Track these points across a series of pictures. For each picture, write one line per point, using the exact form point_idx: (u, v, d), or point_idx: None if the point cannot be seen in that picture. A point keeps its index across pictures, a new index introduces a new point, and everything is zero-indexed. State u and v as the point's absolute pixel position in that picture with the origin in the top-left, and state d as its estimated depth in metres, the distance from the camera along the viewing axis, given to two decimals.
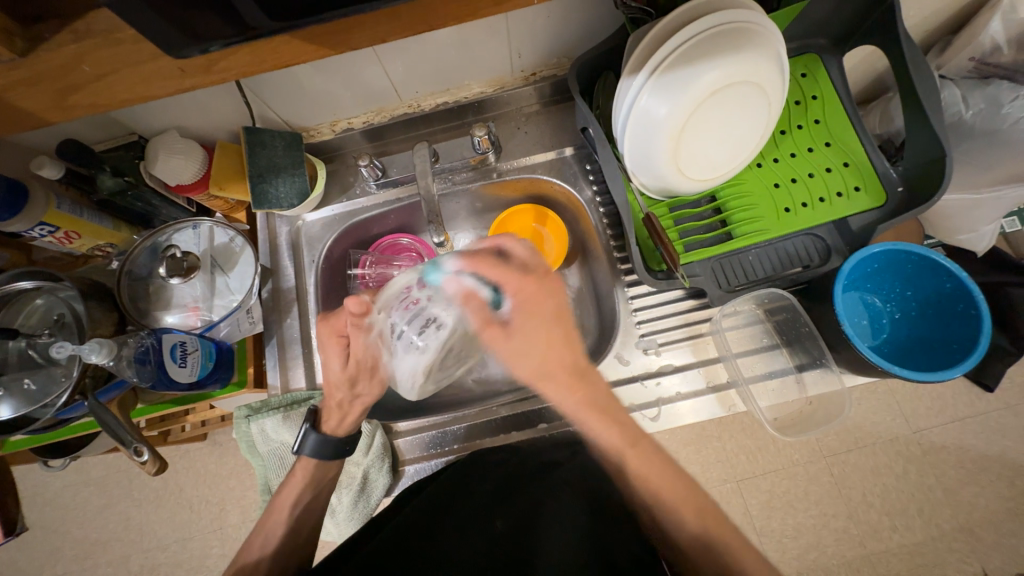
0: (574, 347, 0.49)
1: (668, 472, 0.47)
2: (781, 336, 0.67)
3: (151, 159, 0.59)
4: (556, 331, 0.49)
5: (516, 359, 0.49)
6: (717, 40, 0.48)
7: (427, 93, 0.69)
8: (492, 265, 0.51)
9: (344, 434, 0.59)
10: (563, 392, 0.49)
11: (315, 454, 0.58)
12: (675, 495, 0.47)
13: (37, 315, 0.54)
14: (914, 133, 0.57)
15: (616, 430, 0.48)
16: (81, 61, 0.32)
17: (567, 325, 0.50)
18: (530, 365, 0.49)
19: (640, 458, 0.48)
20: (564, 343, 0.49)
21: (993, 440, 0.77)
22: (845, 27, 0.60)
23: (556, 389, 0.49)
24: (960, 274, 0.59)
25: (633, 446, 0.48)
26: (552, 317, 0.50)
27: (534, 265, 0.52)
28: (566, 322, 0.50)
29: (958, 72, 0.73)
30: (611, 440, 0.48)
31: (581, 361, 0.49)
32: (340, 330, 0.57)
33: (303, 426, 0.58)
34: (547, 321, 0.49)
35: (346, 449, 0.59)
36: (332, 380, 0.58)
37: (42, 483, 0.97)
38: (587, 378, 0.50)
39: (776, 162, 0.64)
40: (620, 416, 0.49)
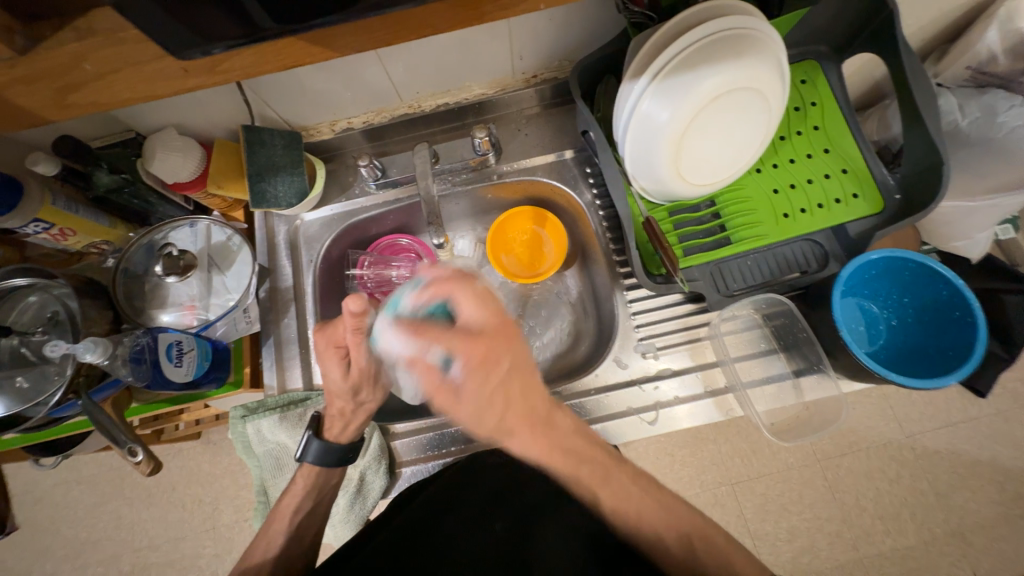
0: (536, 398, 0.46)
1: (648, 500, 0.48)
2: (779, 340, 0.67)
3: (149, 156, 0.58)
4: (513, 388, 0.45)
5: (473, 423, 0.45)
6: (720, 46, 0.48)
7: (428, 94, 0.69)
8: (436, 329, 0.45)
9: (346, 442, 0.59)
10: (530, 444, 0.46)
11: (318, 460, 0.58)
12: (661, 515, 0.48)
13: (29, 313, 0.53)
14: (913, 140, 0.57)
15: (587, 470, 0.47)
16: (82, 59, 0.32)
17: (522, 382, 0.45)
18: (489, 425, 0.45)
19: (617, 498, 0.48)
20: (529, 394, 0.46)
21: (985, 445, 0.78)
22: (845, 35, 0.61)
23: (523, 442, 0.46)
24: (957, 282, 0.60)
25: (605, 484, 0.48)
26: (506, 377, 0.45)
27: (484, 322, 0.45)
28: (521, 379, 0.45)
29: (954, 80, 0.73)
30: (583, 481, 0.47)
31: (543, 409, 0.47)
32: (338, 340, 0.54)
33: (307, 432, 0.58)
34: (503, 383, 0.44)
35: (349, 458, 0.59)
36: (341, 388, 0.56)
37: (32, 481, 0.96)
38: (553, 433, 0.47)
39: (775, 167, 0.64)
40: (588, 457, 0.48)
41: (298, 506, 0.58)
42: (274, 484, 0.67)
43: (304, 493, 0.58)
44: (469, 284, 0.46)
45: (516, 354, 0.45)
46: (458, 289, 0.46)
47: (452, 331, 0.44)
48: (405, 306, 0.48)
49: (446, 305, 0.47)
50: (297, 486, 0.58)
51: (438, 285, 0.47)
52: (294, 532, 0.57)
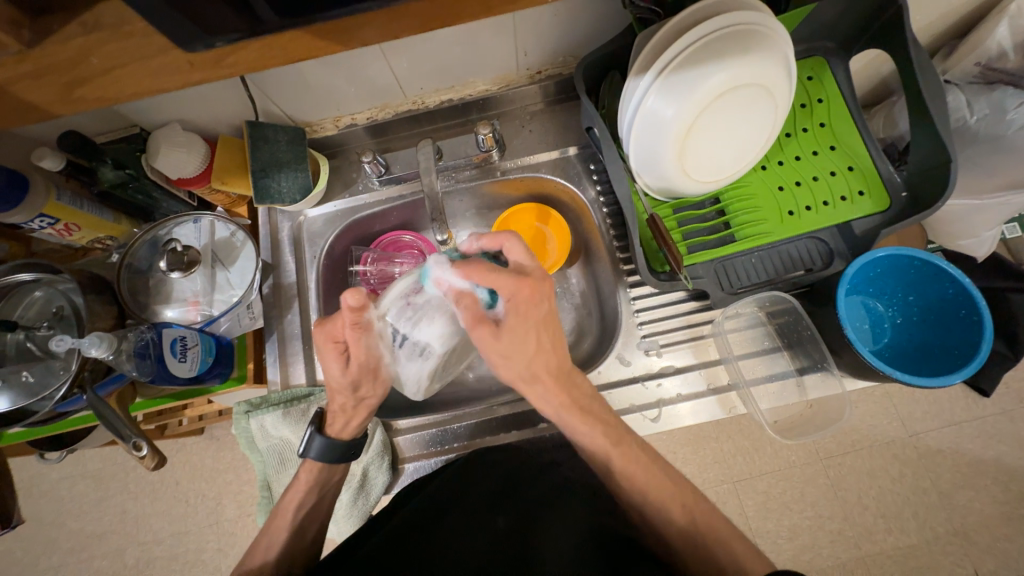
0: (560, 353, 0.52)
1: (655, 472, 0.52)
2: (783, 338, 0.67)
3: (153, 152, 0.58)
4: (545, 334, 0.51)
5: (503, 361, 0.50)
6: (727, 41, 0.48)
7: (431, 90, 0.69)
8: (487, 266, 0.47)
9: (349, 437, 0.59)
10: (550, 393, 0.52)
11: (320, 457, 0.58)
12: (667, 487, 0.52)
13: (36, 307, 0.54)
14: (919, 138, 0.57)
15: (600, 432, 0.52)
16: (88, 54, 0.32)
17: (551, 328, 0.52)
18: (518, 365, 0.51)
19: (630, 462, 0.52)
20: (558, 346, 0.52)
21: (989, 444, 0.77)
22: (852, 31, 0.60)
23: (542, 391, 0.52)
24: (963, 280, 0.59)
25: (617, 447, 0.52)
26: (539, 320, 0.50)
27: (529, 266, 0.49)
28: (554, 326, 0.52)
29: (962, 77, 0.73)
30: (599, 442, 0.52)
31: (563, 365, 0.53)
32: (337, 335, 0.52)
33: (308, 429, 0.58)
34: (539, 320, 0.50)
35: (351, 454, 0.59)
36: (341, 383, 0.55)
37: (37, 475, 0.97)
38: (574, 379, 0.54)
39: (780, 164, 0.64)
40: (601, 415, 0.53)
41: (301, 501, 0.58)
42: (277, 479, 0.67)
43: (307, 488, 0.59)
44: (520, 235, 0.50)
45: (554, 302, 0.51)
46: (508, 240, 0.50)
47: (507, 270, 0.48)
48: (456, 252, 0.51)
49: (496, 252, 0.50)
50: (300, 482, 0.59)
51: (491, 234, 0.50)
52: (297, 528, 0.57)
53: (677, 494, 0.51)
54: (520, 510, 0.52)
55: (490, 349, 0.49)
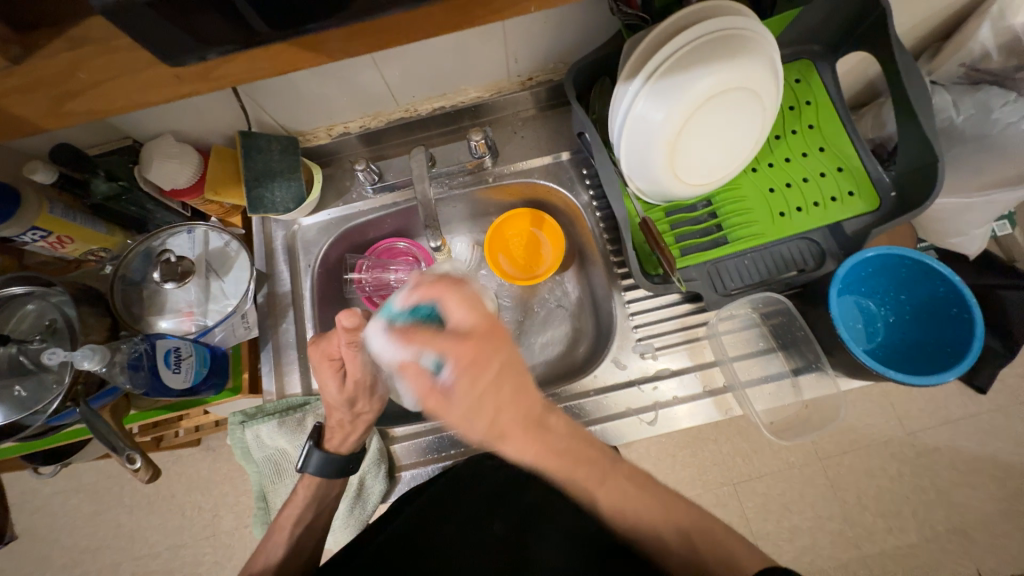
0: (532, 399, 0.44)
1: (645, 499, 0.46)
2: (777, 339, 0.67)
3: (146, 163, 0.58)
4: (504, 393, 0.42)
5: (462, 426, 0.43)
6: (713, 46, 0.49)
7: (423, 98, 0.69)
8: (426, 333, 0.43)
9: (346, 452, 0.59)
10: (524, 449, 0.43)
11: (319, 472, 0.58)
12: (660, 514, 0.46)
13: (28, 321, 0.54)
14: (907, 139, 0.58)
15: (581, 474, 0.45)
16: (77, 68, 0.32)
17: (518, 380, 0.43)
18: (479, 427, 0.42)
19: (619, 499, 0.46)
20: (522, 393, 0.43)
21: (985, 441, 0.78)
22: (837, 34, 0.61)
23: (514, 449, 0.43)
24: (954, 279, 0.60)
25: (602, 487, 0.46)
26: (500, 376, 0.43)
27: (472, 322, 0.43)
28: (512, 377, 0.42)
29: (948, 78, 0.74)
30: (587, 484, 0.46)
31: (535, 410, 0.44)
32: (331, 353, 0.54)
33: (307, 443, 0.58)
34: (493, 383, 0.42)
35: (350, 468, 0.59)
36: (334, 401, 0.56)
37: (30, 490, 0.96)
38: (558, 433, 0.45)
39: (771, 166, 0.65)
40: (585, 453, 0.46)
41: (299, 517, 0.58)
42: (273, 489, 0.67)
43: (305, 503, 0.58)
44: (458, 289, 0.45)
45: (509, 353, 0.43)
46: (445, 294, 0.45)
47: (442, 332, 0.43)
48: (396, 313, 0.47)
49: (436, 306, 0.45)
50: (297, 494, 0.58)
51: (428, 285, 0.46)
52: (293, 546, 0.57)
53: (670, 506, 0.47)
54: (516, 515, 0.52)
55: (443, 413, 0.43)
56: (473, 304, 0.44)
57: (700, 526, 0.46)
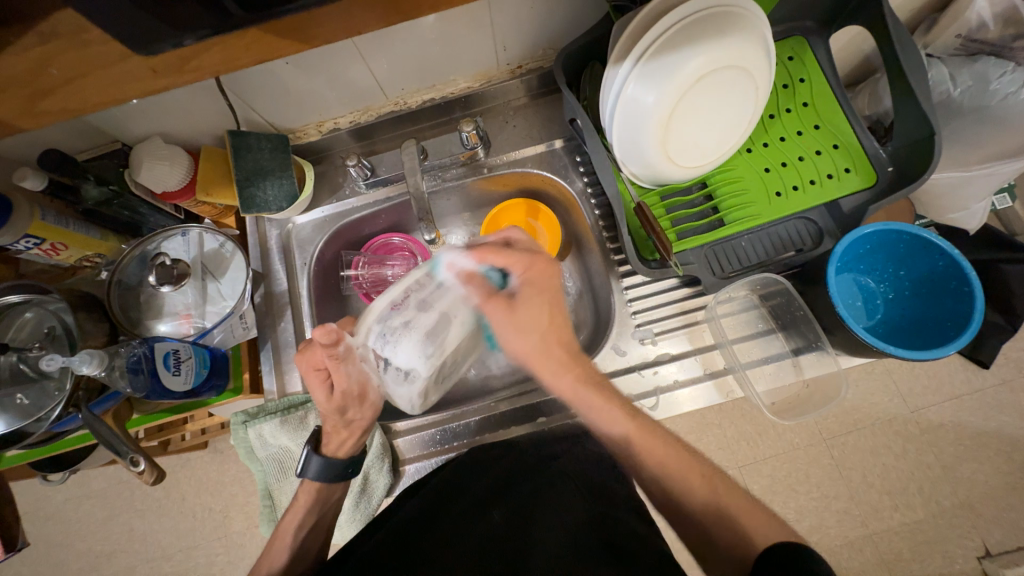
0: (569, 334, 0.57)
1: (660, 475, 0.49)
2: (776, 320, 0.67)
3: (135, 167, 0.58)
4: (554, 315, 0.56)
5: (517, 334, 0.55)
6: (702, 24, 0.48)
7: (412, 90, 0.69)
8: (496, 249, 0.51)
9: (344, 456, 0.59)
10: (559, 375, 0.55)
11: (319, 476, 0.58)
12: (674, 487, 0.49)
13: (27, 329, 0.53)
14: (903, 113, 0.57)
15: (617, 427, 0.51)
16: (47, 64, 0.32)
17: (561, 309, 0.56)
18: (523, 342, 0.55)
19: (655, 454, 0.49)
20: (563, 327, 0.56)
21: (990, 416, 0.77)
22: (829, 8, 0.60)
23: (553, 371, 0.55)
24: (953, 252, 0.59)
25: (644, 433, 0.50)
26: (553, 297, 0.55)
27: (536, 247, 0.55)
28: (559, 304, 0.56)
29: (944, 50, 0.72)
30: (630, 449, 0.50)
31: (574, 345, 0.56)
32: (318, 364, 0.52)
33: (305, 450, 0.58)
34: (545, 304, 0.55)
35: (349, 472, 0.59)
36: (326, 411, 0.55)
37: (41, 498, 0.97)
38: (594, 372, 0.56)
39: (765, 146, 0.64)
40: (619, 400, 0.53)
41: (302, 518, 0.58)
42: (279, 487, 0.67)
43: (308, 504, 0.58)
44: (519, 224, 0.56)
45: (558, 282, 0.55)
46: (512, 228, 0.55)
47: (516, 250, 0.52)
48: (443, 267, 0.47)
49: (502, 239, 0.54)
50: (303, 492, 0.59)
51: (494, 222, 0.55)
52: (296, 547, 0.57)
53: None
54: (517, 505, 0.52)
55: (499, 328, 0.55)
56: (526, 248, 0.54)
57: (720, 487, 0.47)
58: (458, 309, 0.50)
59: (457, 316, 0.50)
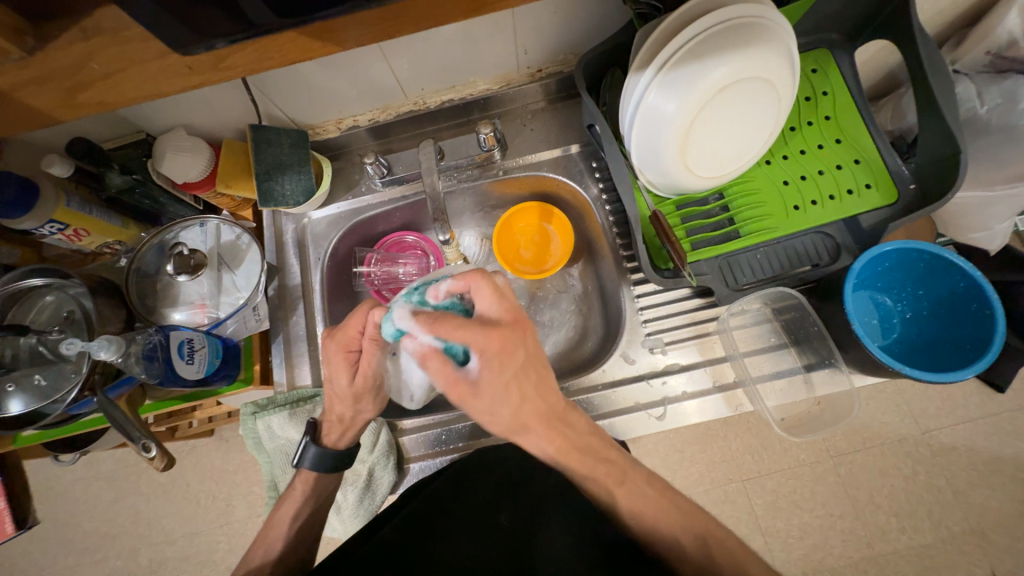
0: (550, 396, 0.44)
1: (660, 501, 0.49)
2: (790, 335, 0.66)
3: (159, 157, 0.59)
4: (529, 385, 0.42)
5: (484, 416, 0.42)
6: (729, 35, 0.47)
7: (432, 90, 0.69)
8: (455, 319, 0.40)
9: (344, 446, 0.59)
10: (544, 443, 0.44)
11: (314, 467, 0.58)
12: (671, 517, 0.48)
13: (47, 312, 0.55)
14: (928, 129, 0.56)
15: (603, 470, 0.47)
16: (88, 59, 0.33)
17: (537, 374, 0.43)
18: (500, 424, 0.42)
19: (631, 497, 0.48)
20: (543, 390, 0.44)
21: (1005, 442, 0.76)
22: (857, 22, 0.59)
23: (537, 440, 0.44)
24: (974, 273, 0.58)
25: (620, 485, 0.48)
26: (524, 367, 0.41)
27: (503, 315, 0.41)
28: (539, 365, 0.43)
29: (972, 67, 0.71)
30: (599, 480, 0.47)
31: (554, 404, 0.44)
32: (349, 344, 0.53)
33: (303, 439, 0.58)
34: (520, 371, 0.41)
35: (343, 464, 0.59)
36: (343, 394, 0.55)
37: (52, 477, 0.99)
38: (577, 426, 0.47)
39: (785, 159, 0.63)
40: (603, 454, 0.48)
41: (298, 509, 0.58)
42: (284, 480, 0.68)
43: (310, 503, 0.59)
44: (487, 280, 0.42)
45: (530, 345, 0.42)
46: (476, 284, 0.42)
47: (474, 324, 0.40)
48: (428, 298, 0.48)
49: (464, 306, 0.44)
50: (295, 490, 0.59)
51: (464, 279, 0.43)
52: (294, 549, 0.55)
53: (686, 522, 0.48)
54: (522, 508, 0.53)
55: (465, 408, 0.41)
56: (485, 313, 0.41)
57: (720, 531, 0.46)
58: (418, 369, 0.56)
59: (419, 375, 0.57)
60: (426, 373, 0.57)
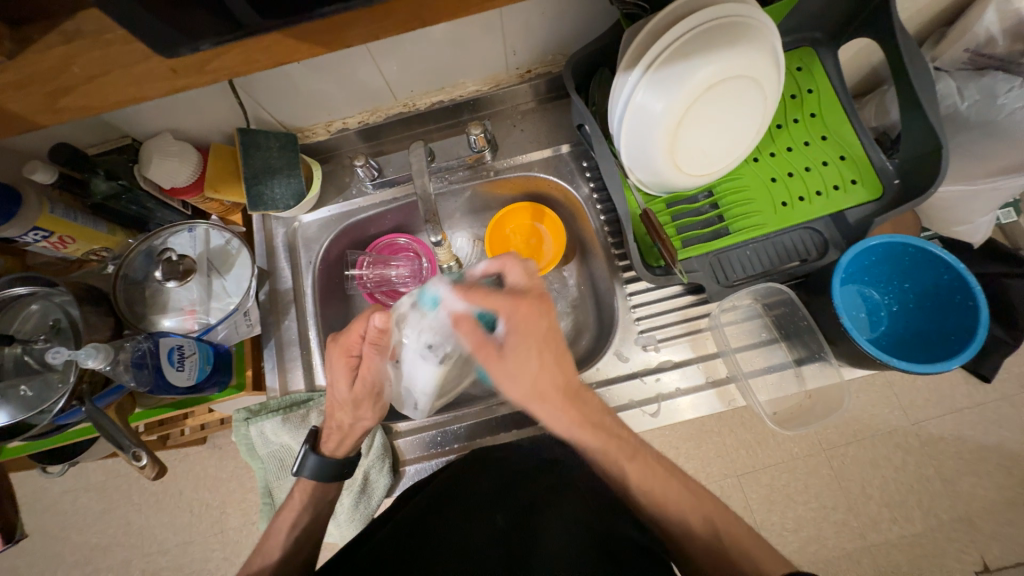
0: (567, 373, 0.53)
1: (669, 481, 0.52)
2: (780, 329, 0.68)
3: (145, 162, 0.58)
4: (548, 352, 0.52)
5: (512, 378, 0.52)
6: (714, 34, 0.48)
7: (421, 92, 0.69)
8: (485, 290, 0.52)
9: (343, 455, 0.59)
10: (558, 411, 0.53)
11: (314, 475, 0.58)
12: (684, 497, 0.52)
13: (32, 321, 0.53)
14: (910, 125, 0.57)
15: (614, 445, 0.52)
16: (69, 62, 0.32)
17: (556, 347, 0.53)
18: (523, 387, 0.52)
19: (639, 469, 0.52)
20: (562, 361, 0.53)
21: (990, 430, 0.77)
22: (839, 20, 0.60)
23: (552, 408, 0.53)
24: (957, 266, 0.59)
25: (631, 460, 0.52)
26: (543, 338, 0.52)
27: (528, 288, 0.53)
28: (556, 342, 0.53)
29: (952, 64, 0.72)
30: (611, 455, 0.52)
31: (570, 380, 0.53)
32: (350, 349, 0.55)
33: (302, 447, 0.58)
34: (541, 343, 0.52)
35: (345, 474, 0.59)
36: (342, 399, 0.56)
37: (41, 489, 0.97)
38: (592, 399, 0.55)
39: (772, 156, 0.64)
40: (615, 429, 0.54)
41: (293, 515, 0.58)
42: (279, 485, 0.67)
43: (306, 509, 0.58)
44: (519, 259, 0.54)
45: (553, 320, 0.53)
46: (509, 264, 0.53)
47: (501, 293, 0.52)
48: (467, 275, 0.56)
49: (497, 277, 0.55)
50: (293, 499, 0.59)
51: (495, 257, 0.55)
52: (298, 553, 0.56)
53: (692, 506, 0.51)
54: (517, 505, 0.52)
55: (496, 371, 0.53)
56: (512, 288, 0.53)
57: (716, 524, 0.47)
58: (418, 376, 0.56)
59: (420, 383, 0.57)
60: (425, 380, 0.56)
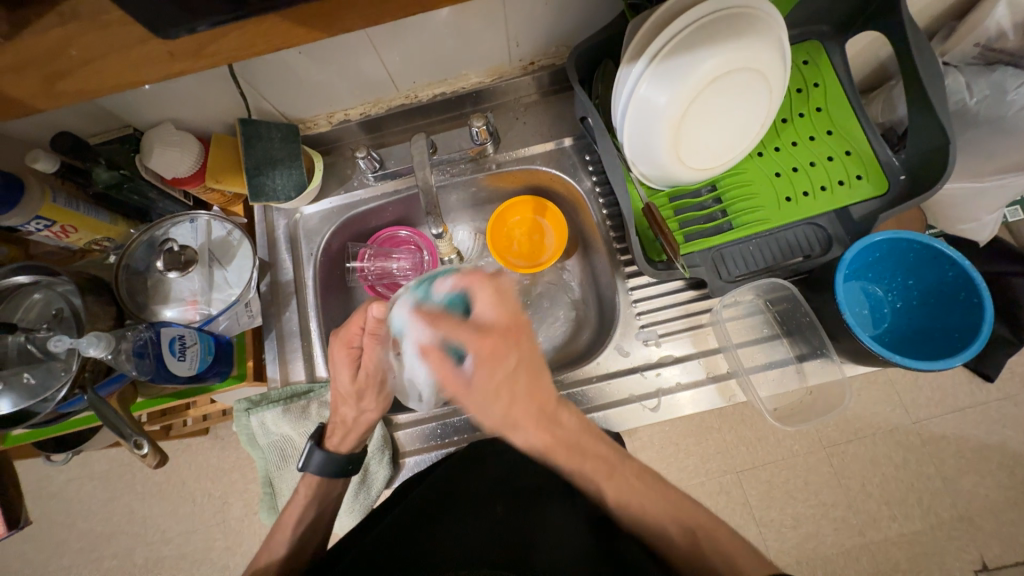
0: (541, 396, 0.47)
1: (650, 491, 0.50)
2: (782, 326, 0.67)
3: (147, 151, 0.58)
4: (519, 385, 0.45)
5: (481, 410, 0.46)
6: (718, 26, 0.47)
7: (424, 84, 0.69)
8: (453, 320, 0.45)
9: (347, 451, 0.60)
10: (532, 437, 0.47)
11: (320, 471, 0.58)
12: (662, 507, 0.49)
13: (35, 310, 0.54)
14: (917, 119, 0.56)
15: (590, 464, 0.49)
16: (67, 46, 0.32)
17: (530, 377, 0.46)
18: (494, 418, 0.46)
19: (616, 484, 0.49)
20: (535, 390, 0.46)
21: (992, 430, 0.77)
22: (848, 13, 0.60)
23: (525, 435, 0.47)
24: (962, 262, 0.59)
25: (607, 476, 0.49)
26: (515, 369, 0.45)
27: (495, 321, 0.45)
28: (530, 371, 0.46)
29: (962, 59, 0.72)
30: (585, 473, 0.49)
31: (545, 403, 0.47)
32: (351, 341, 0.55)
33: (308, 443, 0.59)
34: (510, 377, 0.45)
35: (349, 469, 0.59)
36: (344, 391, 0.57)
37: (45, 477, 0.98)
38: (571, 423, 0.49)
39: (777, 151, 0.63)
40: (592, 446, 0.50)
41: (292, 506, 0.58)
42: (279, 475, 0.68)
43: (306, 500, 0.59)
44: (488, 282, 0.46)
45: (525, 351, 0.45)
46: (478, 288, 0.46)
47: (468, 324, 0.44)
48: (433, 293, 0.48)
49: (464, 298, 0.46)
50: (299, 495, 0.59)
51: (463, 275, 0.47)
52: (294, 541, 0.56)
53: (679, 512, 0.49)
54: (516, 499, 0.53)
55: (465, 403, 0.46)
56: (477, 322, 0.45)
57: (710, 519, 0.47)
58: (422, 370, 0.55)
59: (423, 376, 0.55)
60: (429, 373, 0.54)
